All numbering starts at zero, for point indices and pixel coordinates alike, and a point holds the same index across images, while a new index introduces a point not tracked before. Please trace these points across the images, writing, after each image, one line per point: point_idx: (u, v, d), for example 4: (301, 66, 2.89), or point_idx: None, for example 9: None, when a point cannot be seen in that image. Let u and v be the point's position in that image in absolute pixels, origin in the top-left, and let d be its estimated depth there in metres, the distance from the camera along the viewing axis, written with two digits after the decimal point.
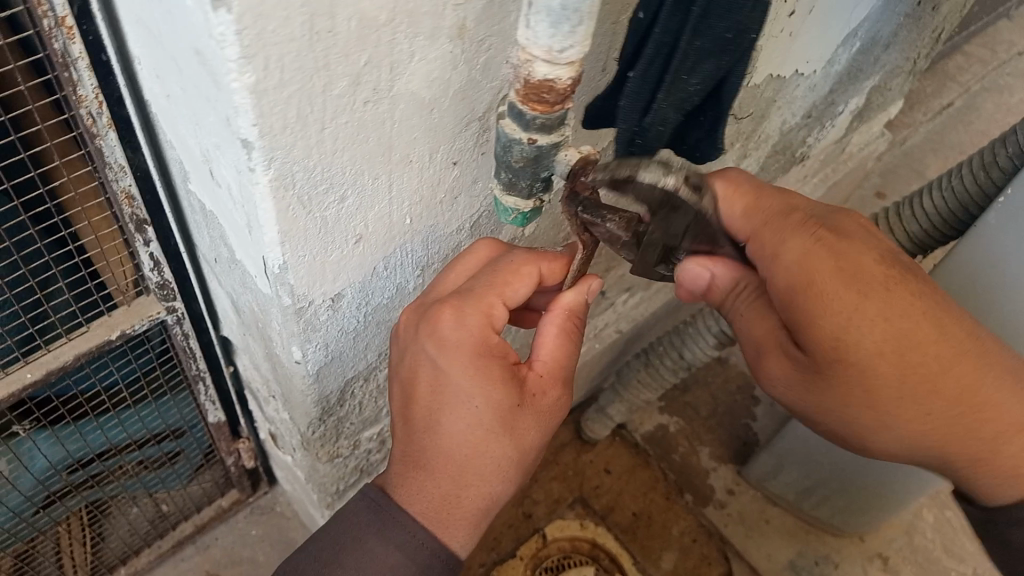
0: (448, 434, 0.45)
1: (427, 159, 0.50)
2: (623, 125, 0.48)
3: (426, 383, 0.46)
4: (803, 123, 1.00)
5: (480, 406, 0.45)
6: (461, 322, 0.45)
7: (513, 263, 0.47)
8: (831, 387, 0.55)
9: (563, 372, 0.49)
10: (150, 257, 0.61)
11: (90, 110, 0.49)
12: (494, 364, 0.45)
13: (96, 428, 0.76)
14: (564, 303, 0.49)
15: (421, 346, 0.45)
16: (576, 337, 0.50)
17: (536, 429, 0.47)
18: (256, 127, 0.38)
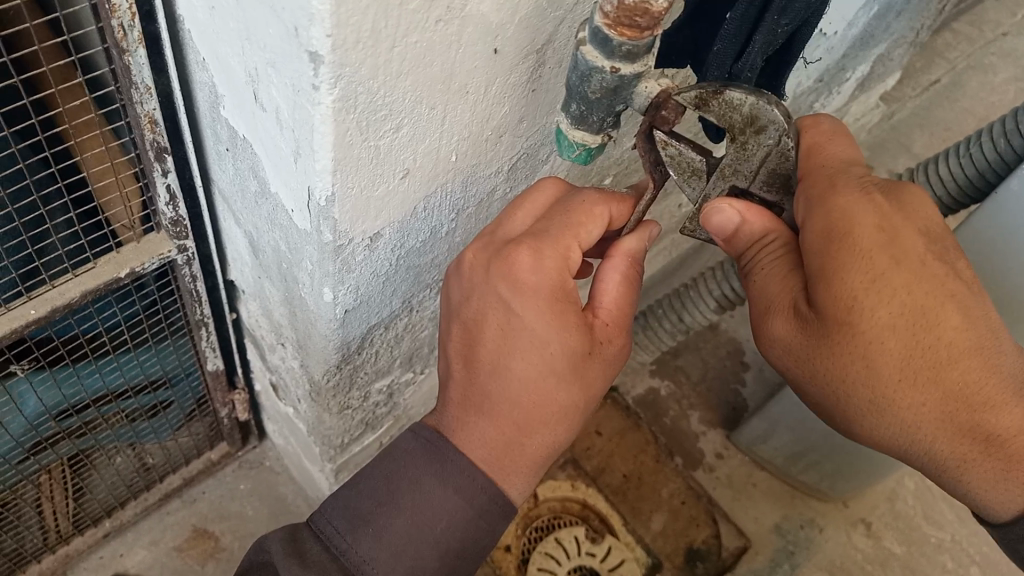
0: (521, 378, 0.51)
1: (483, 93, 0.47)
2: (713, 73, 0.47)
3: (500, 327, 0.51)
4: (814, 87, 0.98)
5: (554, 353, 0.50)
6: (539, 264, 0.50)
7: (586, 204, 0.52)
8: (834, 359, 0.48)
9: (626, 320, 0.53)
10: (167, 190, 0.58)
11: (122, 22, 0.45)
12: (569, 311, 0.50)
13: (94, 372, 0.73)
14: (626, 247, 0.53)
15: (499, 295, 0.50)
16: (638, 283, 0.54)
17: (603, 374, 0.53)
18: (330, 39, 0.36)
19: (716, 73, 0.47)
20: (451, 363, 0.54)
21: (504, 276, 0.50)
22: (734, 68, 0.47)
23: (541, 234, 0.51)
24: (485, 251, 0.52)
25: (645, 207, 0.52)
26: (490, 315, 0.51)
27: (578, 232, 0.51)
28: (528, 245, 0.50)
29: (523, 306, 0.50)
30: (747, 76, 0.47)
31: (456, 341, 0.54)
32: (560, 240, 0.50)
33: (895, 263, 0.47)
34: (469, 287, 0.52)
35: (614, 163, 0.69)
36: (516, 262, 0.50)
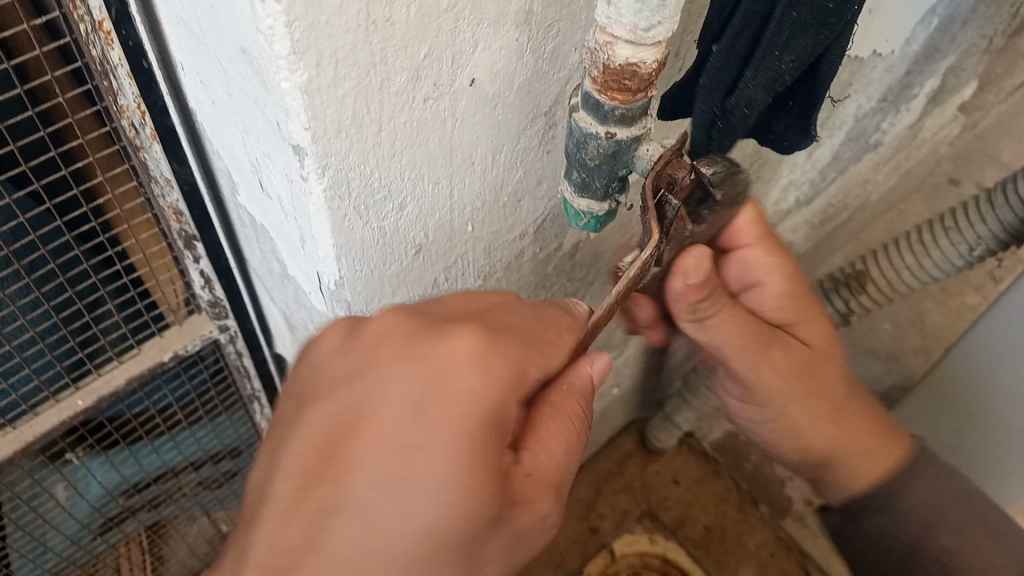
0: (381, 532, 0.35)
1: (491, 161, 0.46)
2: (703, 106, 0.42)
3: (390, 442, 0.36)
4: (879, 107, 0.91)
5: (455, 499, 0.35)
6: (481, 372, 0.37)
7: (555, 321, 0.42)
8: (798, 380, 0.64)
9: (554, 488, 0.40)
10: (201, 274, 0.58)
11: (132, 121, 0.46)
12: (496, 445, 0.37)
13: (151, 453, 0.76)
14: (575, 387, 0.41)
15: (410, 387, 0.37)
16: (579, 437, 0.41)
17: (495, 563, 0.39)
18: (309, 131, 0.35)
19: (704, 107, 0.42)
20: (278, 473, 0.37)
21: (430, 366, 0.37)
22: (724, 105, 0.42)
23: (499, 330, 0.39)
24: (401, 321, 0.39)
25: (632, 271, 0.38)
26: (383, 418, 0.36)
27: (542, 345, 0.40)
28: (476, 336, 0.38)
29: (440, 418, 0.36)
30: (742, 112, 0.42)
31: (299, 448, 0.37)
32: (525, 345, 0.39)
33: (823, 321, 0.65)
34: (359, 363, 0.39)
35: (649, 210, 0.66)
36: (450, 357, 0.37)
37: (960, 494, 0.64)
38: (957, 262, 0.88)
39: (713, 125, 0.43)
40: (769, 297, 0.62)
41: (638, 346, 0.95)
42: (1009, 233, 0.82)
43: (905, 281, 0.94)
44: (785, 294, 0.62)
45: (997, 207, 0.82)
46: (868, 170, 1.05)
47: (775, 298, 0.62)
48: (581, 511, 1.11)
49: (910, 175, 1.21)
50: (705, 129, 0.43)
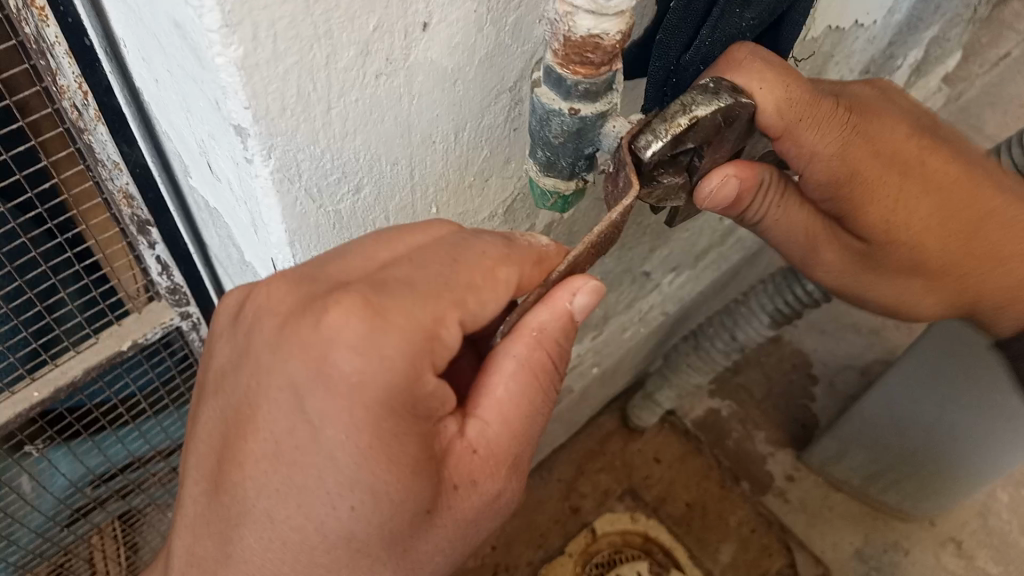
0: (285, 542, 0.34)
1: (454, 140, 0.43)
2: (658, 63, 0.41)
3: (280, 445, 0.33)
4: (861, 81, 0.88)
5: (360, 498, 0.33)
6: (359, 353, 0.31)
7: (484, 260, 0.35)
8: (876, 270, 0.57)
9: (501, 451, 0.37)
10: (157, 260, 0.56)
11: (74, 102, 0.43)
12: (405, 439, 0.33)
13: (115, 442, 0.74)
14: (542, 332, 0.36)
15: (292, 379, 0.32)
16: (539, 392, 0.37)
17: (441, 548, 0.37)
18: (250, 110, 0.32)
19: (659, 65, 0.41)
20: (192, 475, 0.37)
21: (310, 350, 0.32)
22: (681, 62, 0.41)
23: (402, 286, 0.33)
24: (290, 294, 0.34)
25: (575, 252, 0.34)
26: (271, 417, 0.33)
27: (461, 299, 0.34)
28: (363, 307, 0.32)
29: (323, 417, 0.32)
30: (697, 70, 0.42)
31: (205, 452, 0.36)
32: (425, 305, 0.33)
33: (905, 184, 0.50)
34: (246, 347, 0.35)
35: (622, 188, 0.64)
36: (333, 335, 0.32)
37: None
38: None
39: (667, 83, 0.42)
40: (821, 190, 0.50)
41: (618, 325, 0.93)
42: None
43: None
44: (834, 186, 0.49)
45: None
46: None
47: (822, 189, 0.49)
48: (562, 491, 1.10)
49: None
50: (658, 84, 0.42)
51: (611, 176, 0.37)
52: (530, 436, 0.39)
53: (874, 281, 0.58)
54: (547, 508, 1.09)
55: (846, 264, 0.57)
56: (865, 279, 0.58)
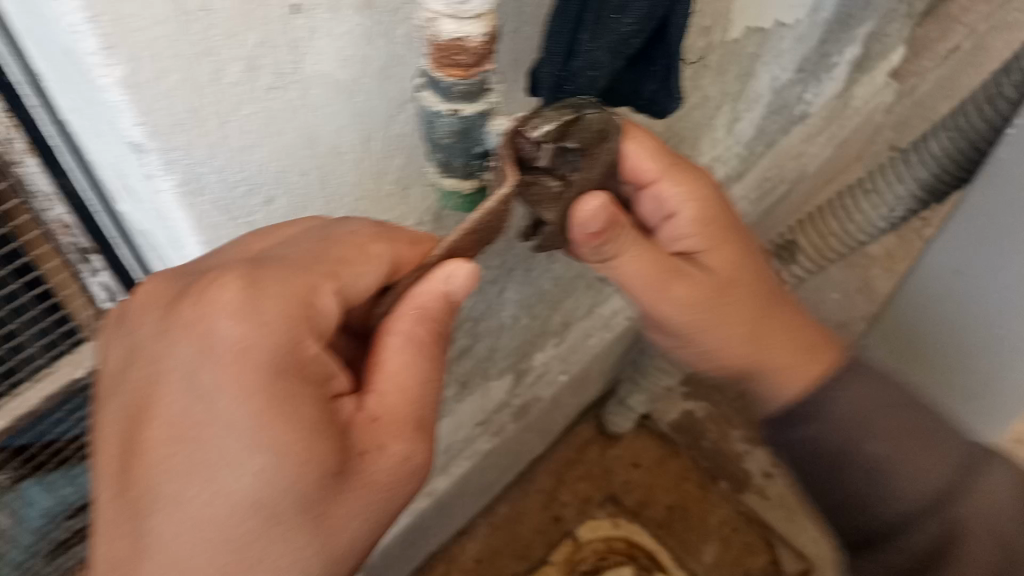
0: (196, 521, 0.32)
1: (362, 150, 0.46)
2: (545, 69, 0.42)
3: (176, 422, 0.33)
4: (798, 78, 0.89)
5: (265, 460, 0.33)
6: (244, 315, 0.33)
7: (357, 237, 0.38)
8: (722, 306, 0.58)
9: (407, 420, 0.38)
10: (105, 288, 0.57)
11: (1, 137, 0.45)
12: (301, 399, 0.34)
13: (87, 473, 0.75)
14: (422, 306, 0.37)
15: (181, 357, 0.34)
16: (431, 361, 0.39)
17: (361, 521, 0.36)
18: (142, 127, 0.35)
19: (547, 70, 0.42)
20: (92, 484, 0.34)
21: (194, 324, 0.34)
22: (569, 68, 0.41)
23: (275, 257, 0.35)
24: (171, 283, 0.35)
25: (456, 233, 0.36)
26: (165, 398, 0.33)
27: (336, 269, 0.36)
28: (240, 274, 0.34)
29: (215, 382, 0.33)
30: (589, 75, 0.42)
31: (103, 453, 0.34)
32: (301, 271, 0.35)
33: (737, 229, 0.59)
34: (135, 341, 0.35)
35: None
36: (216, 302, 0.33)
37: (900, 397, 0.58)
38: (878, 224, 0.89)
39: (561, 89, 0.42)
40: (686, 227, 0.57)
41: (579, 332, 0.94)
42: (925, 190, 0.82)
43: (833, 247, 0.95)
44: (700, 222, 0.57)
45: (911, 164, 0.82)
46: (799, 142, 1.03)
47: (689, 224, 0.57)
48: (543, 501, 1.12)
49: (845, 147, 1.19)
50: (552, 90, 0.43)
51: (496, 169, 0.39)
52: (432, 402, 0.40)
53: (717, 312, 0.58)
54: (528, 518, 1.10)
55: (695, 300, 0.57)
56: (710, 315, 0.58)
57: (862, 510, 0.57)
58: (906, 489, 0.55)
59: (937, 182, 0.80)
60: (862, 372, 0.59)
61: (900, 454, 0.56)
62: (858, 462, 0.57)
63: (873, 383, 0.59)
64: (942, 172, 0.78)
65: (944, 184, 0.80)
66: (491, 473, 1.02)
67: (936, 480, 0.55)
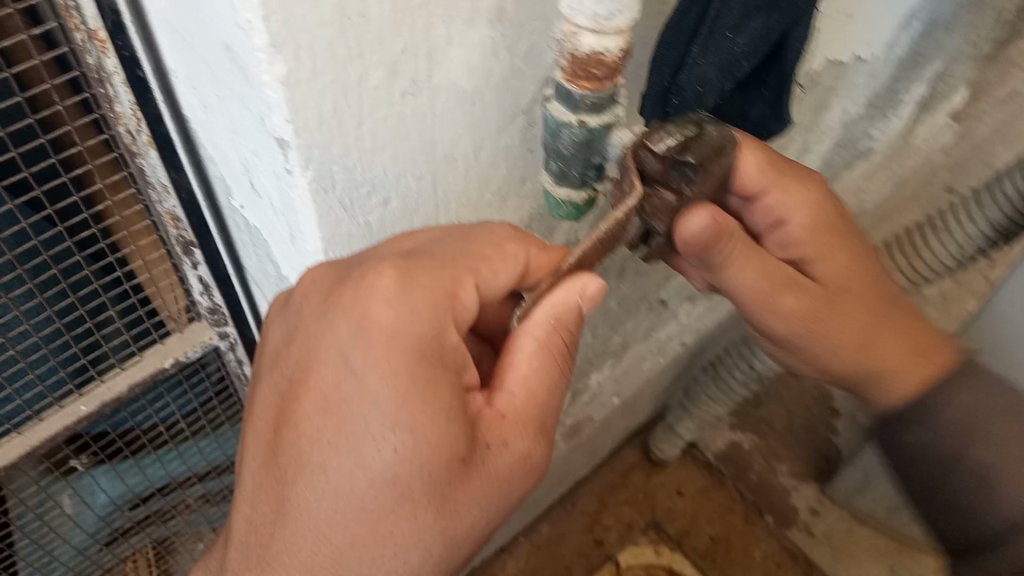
0: (339, 489, 0.36)
1: (473, 159, 0.47)
2: (654, 79, 0.43)
3: (328, 399, 0.36)
4: (867, 113, 0.89)
5: (405, 439, 0.36)
6: (398, 304, 0.37)
7: (498, 239, 0.41)
8: (827, 316, 0.58)
9: (531, 418, 0.40)
10: (200, 280, 0.59)
11: (129, 128, 0.48)
12: (441, 386, 0.37)
13: (154, 462, 0.77)
14: (562, 316, 0.40)
15: (336, 341, 0.37)
16: (561, 367, 0.41)
17: (478, 510, 0.39)
18: (290, 124, 0.36)
19: (655, 81, 0.43)
20: (248, 453, 0.39)
21: (349, 312, 0.37)
22: (677, 81, 0.43)
23: (423, 254, 0.39)
24: (331, 274, 0.39)
25: (585, 244, 0.38)
26: (320, 376, 0.37)
27: (476, 264, 0.40)
28: (393, 268, 0.38)
29: (365, 364, 0.36)
30: (698, 91, 0.43)
31: (261, 423, 0.38)
32: (443, 271, 0.39)
33: (843, 248, 0.59)
34: (294, 324, 0.40)
35: None
36: (375, 290, 0.37)
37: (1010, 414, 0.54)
38: (949, 262, 0.90)
39: (669, 103, 0.44)
40: (795, 235, 0.57)
41: (636, 354, 0.95)
42: (997, 232, 0.83)
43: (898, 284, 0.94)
44: (810, 228, 0.57)
45: (986, 207, 0.83)
46: (860, 178, 1.03)
47: (799, 231, 0.57)
48: (586, 523, 1.11)
49: (903, 185, 1.19)
50: (659, 103, 0.44)
51: (618, 181, 0.41)
52: (552, 408, 0.42)
53: (820, 324, 0.58)
54: (570, 540, 1.10)
55: (795, 313, 0.57)
56: (812, 328, 0.58)
57: (964, 519, 0.53)
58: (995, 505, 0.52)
59: (1009, 224, 0.82)
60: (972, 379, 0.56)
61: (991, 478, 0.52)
62: (960, 471, 0.53)
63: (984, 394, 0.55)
64: (1016, 212, 0.80)
65: (1018, 225, 0.82)
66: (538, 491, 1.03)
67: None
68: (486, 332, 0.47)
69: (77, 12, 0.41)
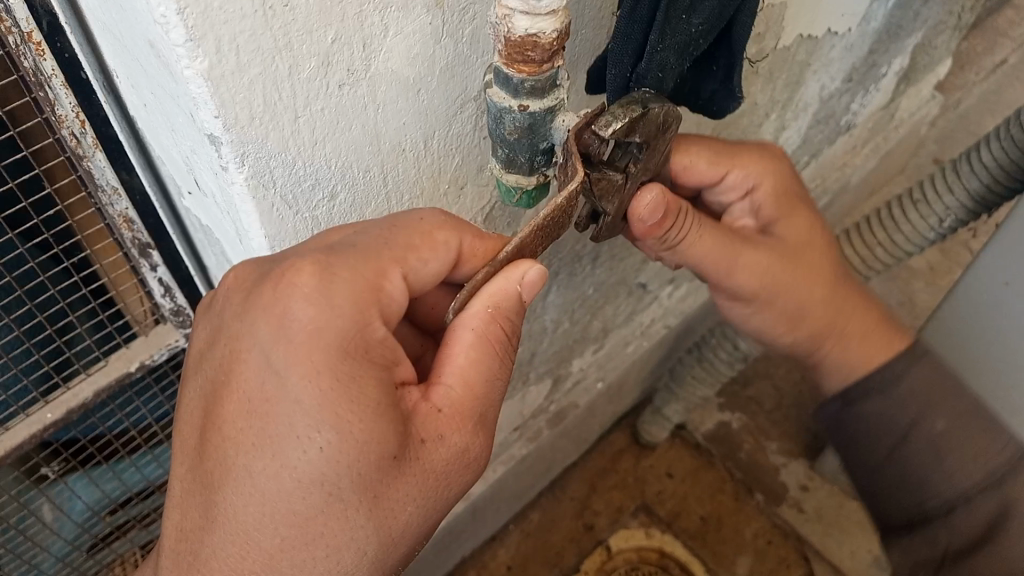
0: (266, 492, 0.35)
1: (423, 149, 0.46)
2: (614, 71, 0.43)
3: (252, 400, 0.36)
4: (845, 88, 0.88)
5: (329, 442, 0.35)
6: (319, 302, 0.36)
7: (424, 225, 0.40)
8: (783, 274, 0.62)
9: (471, 410, 0.40)
10: (160, 282, 0.58)
11: (72, 131, 0.46)
12: (368, 384, 0.36)
13: (130, 467, 0.77)
14: (501, 304, 0.39)
15: (258, 340, 0.36)
16: (498, 355, 0.40)
17: (414, 504, 0.38)
18: (220, 120, 0.35)
19: (615, 72, 0.42)
20: (177, 459, 0.38)
21: (270, 311, 0.36)
22: (637, 70, 0.42)
23: (342, 246, 0.37)
24: (252, 271, 0.38)
25: (522, 233, 0.37)
26: (244, 378, 0.36)
27: (401, 255, 0.39)
28: (313, 262, 0.36)
29: (287, 363, 0.35)
30: (656, 75, 0.42)
31: (190, 427, 0.38)
32: (368, 261, 0.37)
33: (808, 222, 0.64)
34: (219, 323, 0.39)
35: None
36: (294, 287, 0.36)
37: (956, 388, 0.57)
38: (928, 234, 0.89)
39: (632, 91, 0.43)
40: (761, 201, 0.62)
41: (619, 338, 0.94)
42: (976, 201, 0.83)
43: (878, 258, 0.94)
44: (773, 196, 0.62)
45: (964, 176, 0.82)
46: (841, 153, 1.02)
47: (764, 200, 0.62)
48: (576, 508, 1.11)
49: (888, 158, 1.18)
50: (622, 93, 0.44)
51: (562, 166, 0.40)
52: (494, 397, 0.41)
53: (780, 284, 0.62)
54: (561, 525, 1.10)
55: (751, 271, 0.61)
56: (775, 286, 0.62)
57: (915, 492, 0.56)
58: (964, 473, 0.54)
59: (988, 192, 0.81)
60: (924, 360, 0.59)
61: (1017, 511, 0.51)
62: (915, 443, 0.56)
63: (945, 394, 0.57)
64: (994, 180, 0.79)
65: (996, 193, 0.81)
66: (526, 479, 1.02)
67: (993, 463, 0.53)
68: (421, 321, 0.46)
69: (8, 15, 0.40)
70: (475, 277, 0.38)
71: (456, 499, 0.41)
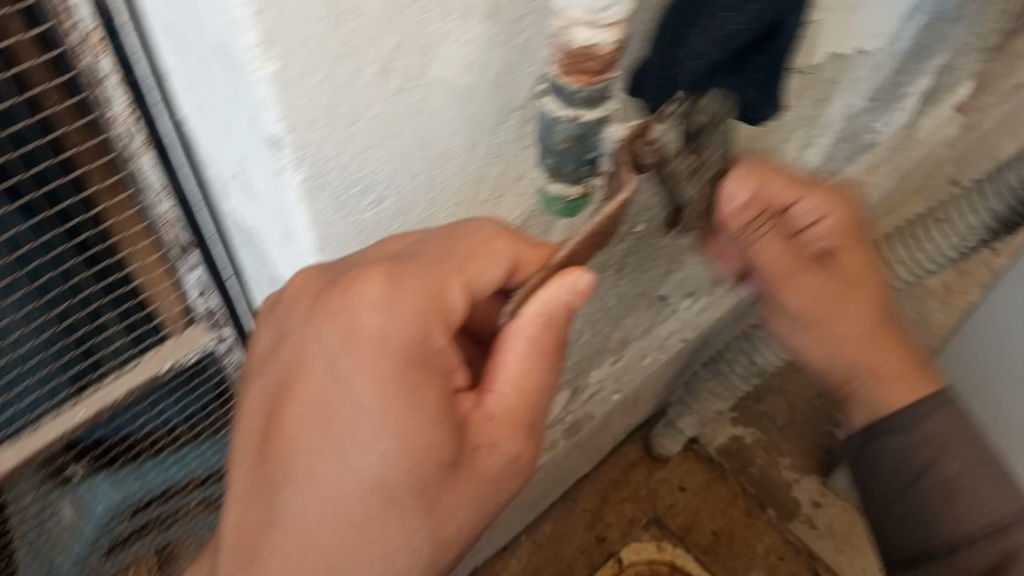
0: (327, 493, 0.37)
1: (468, 156, 0.47)
2: (654, 61, 0.44)
3: (316, 403, 0.37)
4: (868, 107, 0.89)
5: (392, 447, 0.37)
6: (383, 308, 0.38)
7: (483, 235, 0.41)
8: (831, 300, 0.61)
9: (519, 418, 0.41)
10: (198, 283, 0.58)
11: (125, 130, 0.47)
12: (430, 392, 0.38)
13: (154, 467, 0.77)
14: (555, 313, 0.40)
15: (324, 345, 0.38)
16: (551, 362, 0.41)
17: (465, 506, 0.40)
18: (283, 123, 0.36)
19: (657, 54, 0.44)
20: (238, 454, 0.39)
21: (337, 317, 0.38)
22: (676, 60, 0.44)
23: (408, 255, 0.39)
24: (317, 277, 0.39)
25: (575, 239, 0.38)
26: (308, 380, 0.38)
27: (462, 264, 0.40)
28: (381, 272, 0.38)
29: (353, 371, 0.37)
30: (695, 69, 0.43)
31: (251, 426, 0.39)
32: (430, 272, 0.39)
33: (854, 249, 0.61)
34: (283, 326, 0.40)
35: (643, 210, 0.67)
36: (361, 294, 0.38)
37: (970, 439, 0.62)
38: (950, 254, 0.89)
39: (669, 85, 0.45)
40: (825, 234, 0.58)
41: (638, 350, 0.94)
42: (999, 222, 0.84)
43: (901, 275, 0.92)
44: (837, 228, 0.58)
45: (989, 196, 0.84)
46: (862, 171, 1.03)
47: (829, 230, 0.58)
48: (588, 520, 1.11)
49: (905, 178, 1.18)
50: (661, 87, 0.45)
51: (611, 176, 0.42)
52: (541, 406, 0.42)
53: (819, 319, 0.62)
54: (573, 536, 1.10)
55: (809, 298, 0.61)
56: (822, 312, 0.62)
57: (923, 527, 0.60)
58: (970, 518, 0.59)
59: (1013, 213, 0.83)
60: (947, 405, 0.63)
61: (983, 490, 0.59)
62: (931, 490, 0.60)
63: (953, 419, 0.62)
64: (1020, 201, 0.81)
65: (1021, 215, 0.82)
66: (541, 489, 1.02)
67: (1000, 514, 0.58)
68: (476, 331, 0.47)
69: (73, 14, 0.40)
70: (531, 283, 0.39)
71: (500, 505, 0.43)
